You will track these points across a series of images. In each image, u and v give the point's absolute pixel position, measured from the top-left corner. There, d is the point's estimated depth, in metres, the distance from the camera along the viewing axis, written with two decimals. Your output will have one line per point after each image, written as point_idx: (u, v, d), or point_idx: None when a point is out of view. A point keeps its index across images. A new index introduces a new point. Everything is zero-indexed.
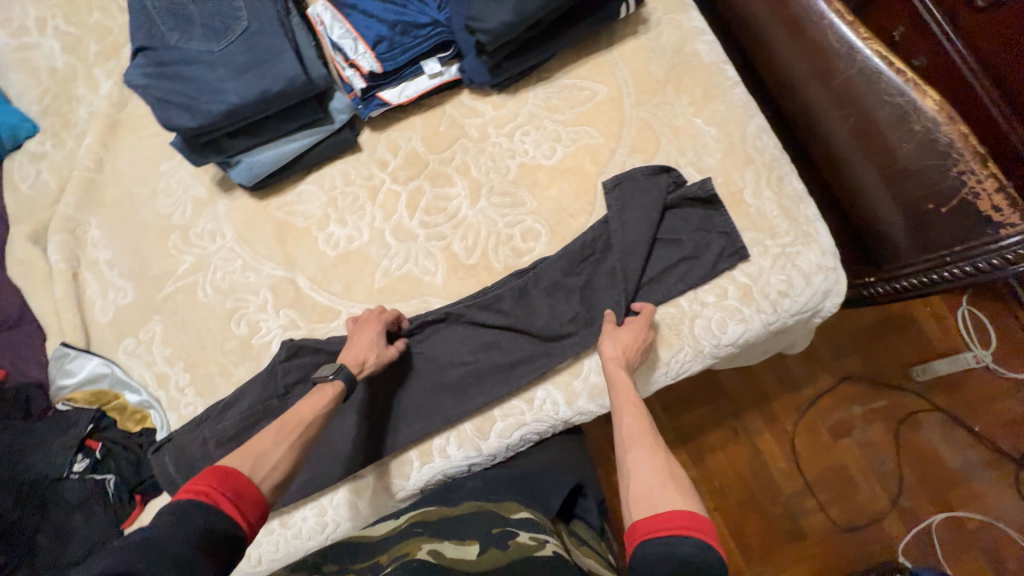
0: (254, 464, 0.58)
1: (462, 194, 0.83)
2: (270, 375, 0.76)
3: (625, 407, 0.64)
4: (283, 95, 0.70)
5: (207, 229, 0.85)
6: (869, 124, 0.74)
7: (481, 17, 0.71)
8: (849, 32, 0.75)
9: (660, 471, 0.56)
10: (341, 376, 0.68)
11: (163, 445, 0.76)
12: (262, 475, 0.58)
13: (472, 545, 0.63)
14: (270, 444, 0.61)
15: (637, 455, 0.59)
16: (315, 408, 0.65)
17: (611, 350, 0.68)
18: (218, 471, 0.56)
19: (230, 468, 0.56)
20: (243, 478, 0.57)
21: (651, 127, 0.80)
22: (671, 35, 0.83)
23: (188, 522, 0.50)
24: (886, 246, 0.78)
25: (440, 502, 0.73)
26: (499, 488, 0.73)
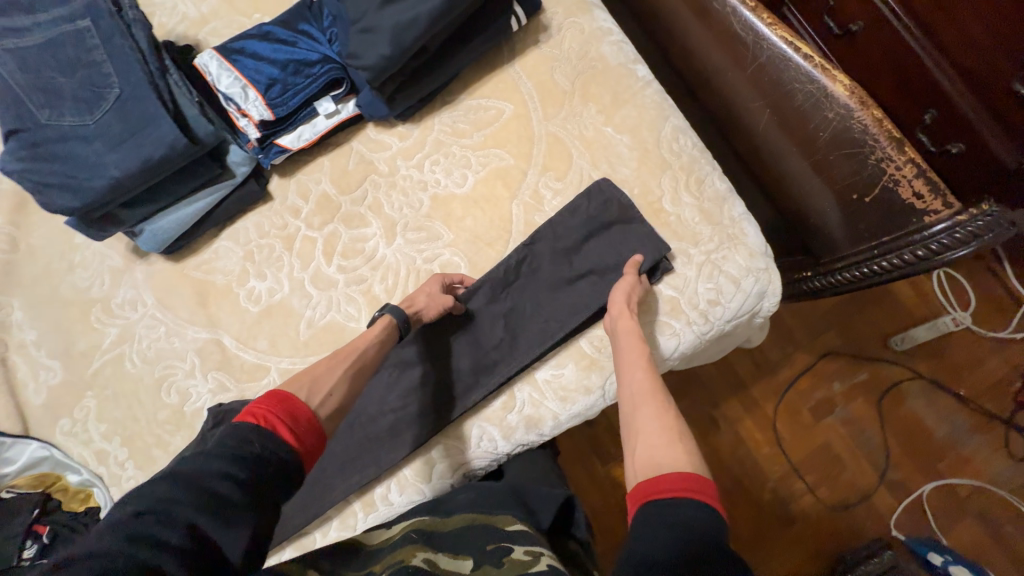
0: (309, 390, 0.61)
1: (378, 233, 0.80)
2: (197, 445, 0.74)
3: (634, 360, 0.63)
4: (167, 159, 0.68)
5: (128, 298, 0.84)
6: (786, 114, 0.70)
7: (361, 53, 0.68)
8: (752, 17, 0.70)
9: (663, 431, 0.55)
10: (389, 310, 0.71)
11: None
12: (317, 402, 0.61)
13: (464, 560, 0.57)
14: (324, 369, 0.63)
15: (642, 413, 0.58)
16: (367, 339, 0.69)
17: (621, 301, 0.68)
18: (275, 395, 0.57)
19: (285, 392, 0.58)
20: (299, 403, 0.58)
21: (561, 141, 0.76)
22: (574, 40, 0.78)
23: (240, 440, 0.50)
24: (822, 237, 0.75)
25: (432, 513, 0.66)
26: (492, 501, 0.66)
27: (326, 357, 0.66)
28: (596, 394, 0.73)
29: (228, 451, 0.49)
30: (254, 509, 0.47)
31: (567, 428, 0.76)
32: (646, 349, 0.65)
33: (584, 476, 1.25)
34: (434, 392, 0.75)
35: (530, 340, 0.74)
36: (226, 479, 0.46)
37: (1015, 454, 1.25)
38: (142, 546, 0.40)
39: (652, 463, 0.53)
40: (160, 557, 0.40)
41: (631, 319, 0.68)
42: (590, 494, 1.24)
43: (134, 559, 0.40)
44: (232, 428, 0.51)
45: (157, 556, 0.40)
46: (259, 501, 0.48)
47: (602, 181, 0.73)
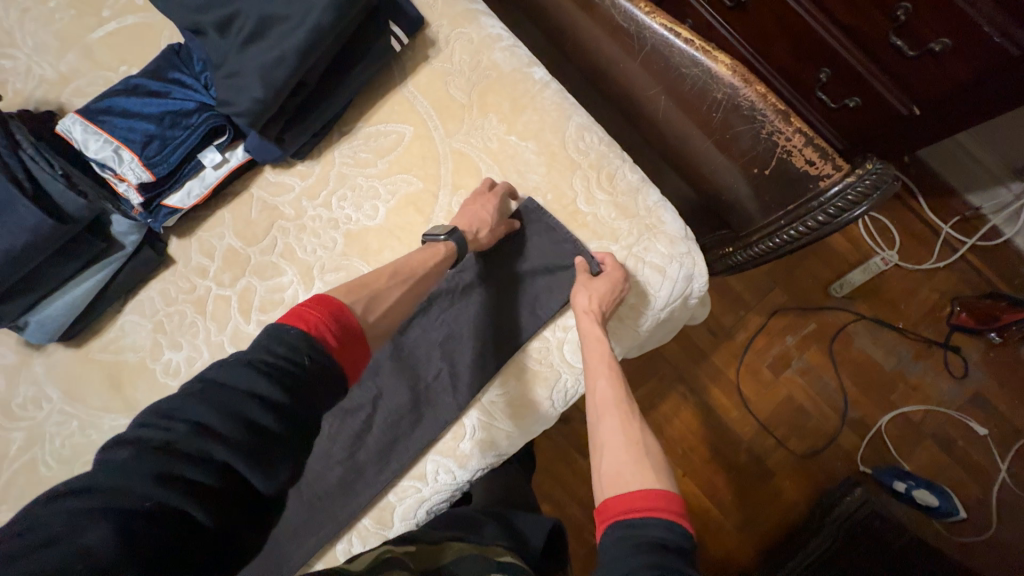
0: (366, 306, 0.59)
1: (295, 280, 0.76)
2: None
3: (599, 372, 0.63)
4: (34, 248, 0.64)
5: (29, 396, 0.76)
6: (681, 98, 0.71)
7: (232, 98, 0.64)
8: (632, 7, 0.71)
9: (631, 444, 0.56)
10: (454, 236, 0.67)
11: None
12: (371, 320, 0.59)
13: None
14: (385, 287, 0.62)
15: (608, 426, 0.59)
16: (428, 262, 0.66)
17: (585, 304, 0.67)
18: (321, 300, 0.53)
19: (327, 298, 0.54)
20: (341, 308, 0.54)
21: (468, 155, 0.74)
22: (464, 51, 0.76)
23: (286, 351, 0.46)
24: (737, 214, 0.75)
25: (416, 543, 0.61)
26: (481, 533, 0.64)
27: (389, 272, 0.64)
28: (544, 409, 0.73)
29: (270, 366, 0.44)
30: (288, 450, 0.42)
31: (521, 446, 0.75)
32: (612, 355, 0.65)
33: (567, 476, 1.24)
34: (379, 443, 0.72)
35: (469, 367, 0.72)
36: (261, 407, 0.42)
37: (955, 373, 1.32)
38: (163, 484, 0.36)
39: (619, 481, 0.53)
40: (186, 496, 0.37)
41: (600, 321, 0.67)
42: (574, 494, 1.23)
43: (158, 497, 0.36)
44: (279, 332, 0.47)
45: (180, 496, 0.37)
46: (297, 433, 0.43)
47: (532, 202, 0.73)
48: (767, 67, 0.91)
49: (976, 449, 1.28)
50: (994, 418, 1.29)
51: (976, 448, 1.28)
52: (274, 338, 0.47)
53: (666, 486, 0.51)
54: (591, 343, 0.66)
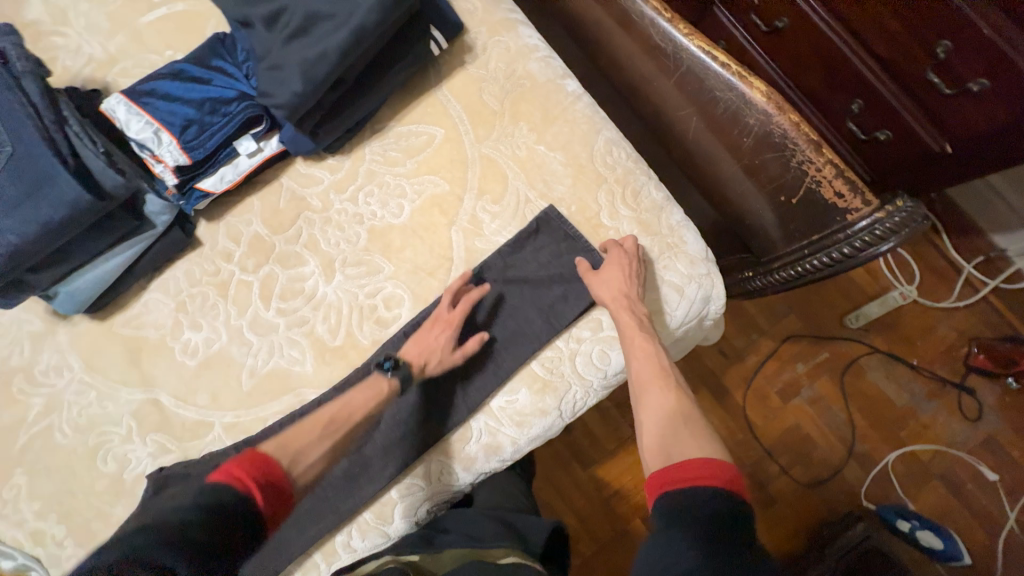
0: (291, 458, 0.61)
1: (317, 271, 0.77)
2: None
3: (635, 352, 0.64)
4: (71, 220, 0.65)
5: (51, 364, 0.78)
6: (712, 120, 0.71)
7: (272, 91, 0.65)
8: (670, 28, 0.70)
9: (673, 416, 0.58)
10: (399, 372, 0.68)
11: None
12: (296, 471, 0.61)
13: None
14: (308, 441, 0.63)
15: (649, 403, 0.61)
16: (367, 402, 0.68)
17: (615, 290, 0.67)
18: (255, 458, 0.56)
19: (261, 454, 0.57)
20: (273, 464, 0.57)
21: (496, 162, 0.75)
22: (500, 59, 0.77)
23: (227, 500, 0.50)
24: (760, 239, 0.75)
25: (416, 552, 0.63)
26: (480, 538, 0.64)
27: (325, 419, 0.66)
28: (552, 417, 0.73)
29: (216, 509, 0.48)
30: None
31: (526, 452, 0.75)
32: (649, 333, 0.66)
33: (565, 485, 1.24)
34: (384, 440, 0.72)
35: (480, 371, 0.73)
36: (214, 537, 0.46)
37: (969, 416, 1.29)
38: None
39: (664, 456, 0.54)
40: None
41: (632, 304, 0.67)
42: (570, 504, 1.23)
43: None
44: (216, 489, 0.50)
45: None
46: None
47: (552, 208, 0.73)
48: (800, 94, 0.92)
49: (985, 495, 1.25)
50: (1006, 465, 1.26)
51: (985, 493, 1.25)
52: (209, 492, 0.50)
53: (715, 455, 0.52)
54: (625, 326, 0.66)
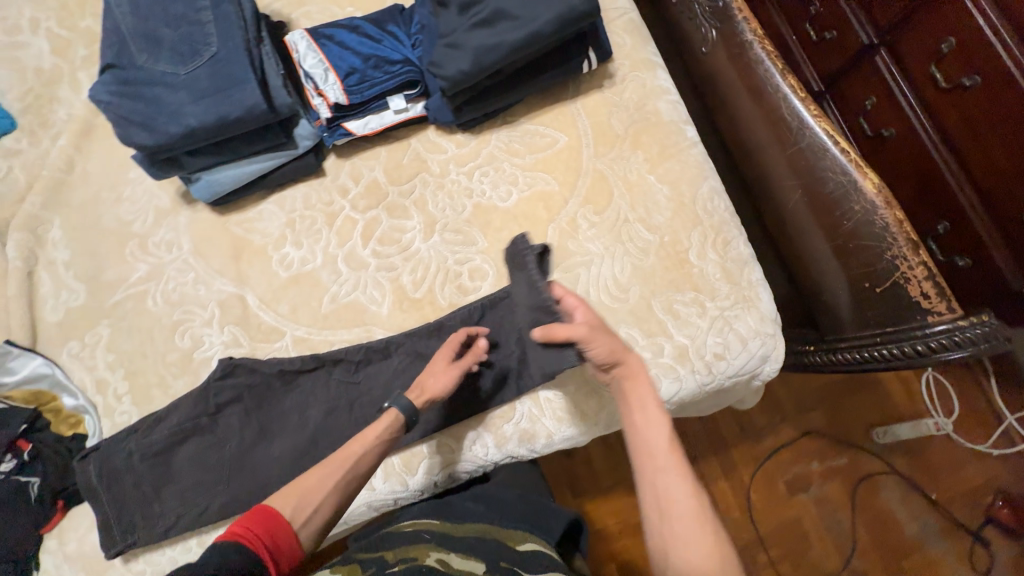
0: (297, 506, 0.57)
1: (417, 228, 0.84)
2: (201, 397, 0.76)
3: (662, 462, 0.55)
4: (242, 121, 0.73)
5: (165, 239, 0.86)
6: (818, 198, 0.75)
7: (442, 63, 0.74)
8: (800, 106, 0.76)
9: (702, 535, 0.51)
10: (398, 403, 0.66)
11: (89, 453, 0.76)
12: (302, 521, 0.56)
13: (475, 562, 0.62)
14: (314, 483, 0.58)
15: (676, 534, 0.52)
16: (376, 434, 0.64)
17: (637, 369, 0.60)
18: (265, 514, 0.54)
19: (268, 508, 0.55)
20: (284, 526, 0.55)
21: (606, 178, 0.81)
22: (635, 91, 0.85)
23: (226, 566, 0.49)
24: (830, 317, 0.79)
25: (442, 519, 0.71)
26: (502, 516, 0.73)
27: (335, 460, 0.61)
28: (591, 422, 0.77)
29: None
30: None
31: (557, 448, 0.79)
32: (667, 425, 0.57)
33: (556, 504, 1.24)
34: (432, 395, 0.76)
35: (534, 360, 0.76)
36: None
37: (978, 567, 1.25)
38: None
39: None
40: None
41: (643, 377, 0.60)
42: None
43: None
44: (222, 552, 0.50)
45: None
46: None
47: (543, 248, 0.68)
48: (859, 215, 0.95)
49: None
50: None
51: None
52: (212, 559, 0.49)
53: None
54: (643, 414, 0.58)
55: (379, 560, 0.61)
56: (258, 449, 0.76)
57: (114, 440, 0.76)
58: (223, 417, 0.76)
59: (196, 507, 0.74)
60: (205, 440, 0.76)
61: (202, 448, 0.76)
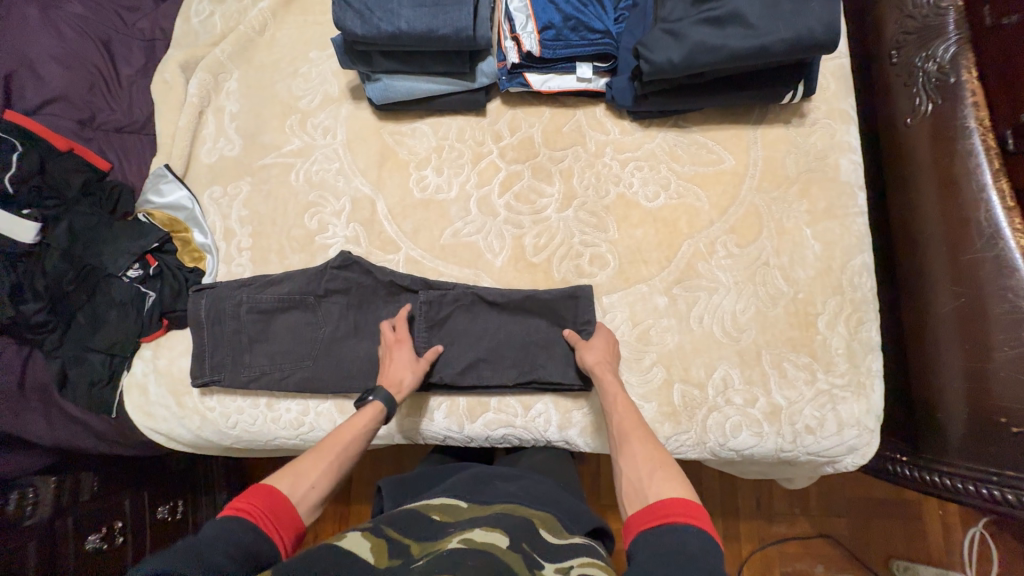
0: (292, 482, 0.60)
1: (555, 197, 0.84)
2: (315, 278, 0.81)
3: (615, 404, 0.67)
4: (445, 40, 0.76)
5: (323, 124, 0.91)
6: (980, 314, 0.70)
7: (652, 47, 0.72)
8: (1001, 216, 0.70)
9: (646, 460, 0.59)
10: (378, 397, 0.71)
11: (204, 288, 0.82)
12: (300, 493, 0.60)
13: (500, 535, 0.57)
14: (305, 465, 0.62)
15: (626, 454, 0.61)
16: (357, 427, 0.68)
17: (593, 357, 0.72)
18: (269, 492, 0.58)
19: (272, 488, 0.58)
20: (281, 497, 0.58)
21: (759, 215, 0.79)
22: (821, 139, 0.80)
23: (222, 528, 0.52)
24: (933, 435, 0.75)
25: (470, 501, 0.67)
26: (533, 499, 0.69)
27: (320, 445, 0.66)
28: None
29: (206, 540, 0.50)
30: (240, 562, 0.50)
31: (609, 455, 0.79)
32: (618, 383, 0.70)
33: None
34: (517, 359, 0.78)
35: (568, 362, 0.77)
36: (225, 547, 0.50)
37: None
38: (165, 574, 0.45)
39: (639, 499, 0.56)
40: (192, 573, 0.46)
41: (591, 351, 0.73)
42: None
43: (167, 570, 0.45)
44: (230, 527, 0.52)
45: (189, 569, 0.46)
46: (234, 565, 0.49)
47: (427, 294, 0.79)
48: (911, 363, 0.79)
49: None
50: None
51: None
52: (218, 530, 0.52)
53: (683, 493, 0.54)
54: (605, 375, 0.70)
55: (405, 552, 0.55)
56: (345, 343, 0.80)
57: (226, 287, 0.82)
58: (325, 302, 0.81)
59: (280, 371, 0.80)
60: (302, 316, 0.81)
61: (300, 322, 0.81)
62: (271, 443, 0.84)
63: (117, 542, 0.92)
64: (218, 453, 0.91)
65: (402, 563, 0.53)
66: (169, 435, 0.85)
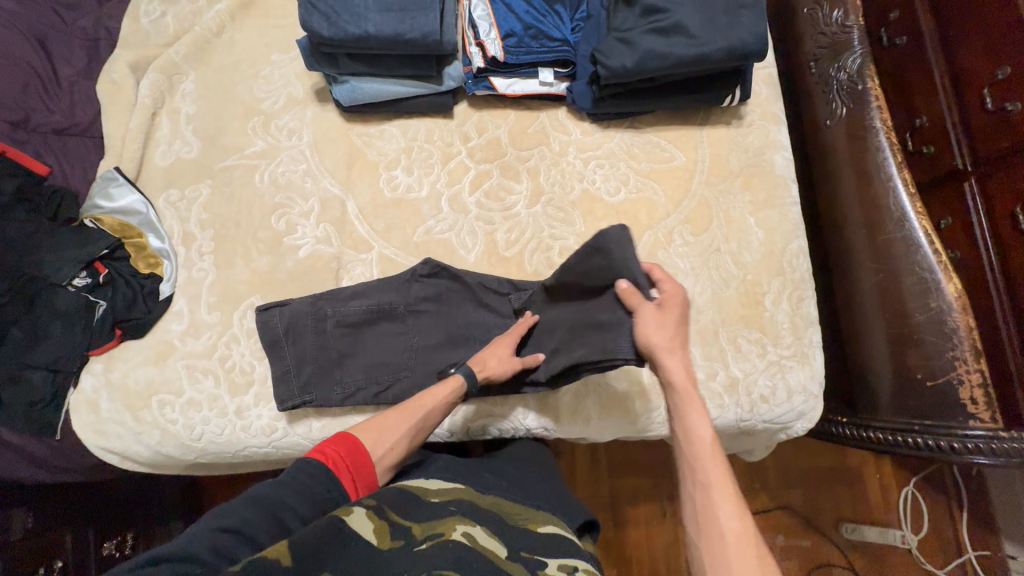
0: (373, 443, 0.64)
1: (523, 194, 0.88)
2: (403, 288, 0.81)
3: (711, 470, 0.58)
4: (413, 43, 0.79)
5: (288, 125, 0.90)
6: (895, 286, 0.80)
7: (608, 53, 0.79)
8: (906, 201, 0.82)
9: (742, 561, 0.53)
10: (461, 369, 0.72)
11: (274, 307, 0.79)
12: (380, 452, 0.64)
13: (500, 542, 0.57)
14: (389, 425, 0.66)
15: (710, 531, 0.55)
16: (437, 397, 0.70)
17: (681, 377, 0.63)
18: (353, 447, 0.62)
19: (357, 442, 0.63)
20: (364, 454, 0.62)
21: (709, 207, 0.86)
22: (757, 138, 0.90)
23: (307, 478, 0.57)
24: (866, 395, 0.85)
25: (465, 485, 0.68)
26: (521, 491, 0.71)
27: (402, 409, 0.68)
28: (629, 422, 0.81)
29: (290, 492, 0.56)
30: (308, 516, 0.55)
31: (590, 437, 0.83)
32: (716, 441, 0.61)
33: None
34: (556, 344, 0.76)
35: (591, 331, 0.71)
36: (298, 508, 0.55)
37: None
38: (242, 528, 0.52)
39: None
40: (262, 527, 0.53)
41: (660, 340, 0.64)
42: None
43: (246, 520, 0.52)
44: (316, 476, 0.57)
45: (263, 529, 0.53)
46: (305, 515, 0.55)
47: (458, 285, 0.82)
48: (845, 335, 0.89)
49: None
50: None
51: None
52: (304, 477, 0.57)
53: None
54: (688, 422, 0.62)
55: (407, 534, 0.55)
56: (438, 353, 0.80)
57: (305, 302, 0.80)
58: (414, 313, 0.81)
59: (376, 385, 0.78)
60: (392, 326, 0.81)
61: (391, 333, 0.80)
62: (240, 454, 0.80)
63: None
64: (180, 471, 0.86)
65: (404, 545, 0.53)
66: (124, 454, 0.80)
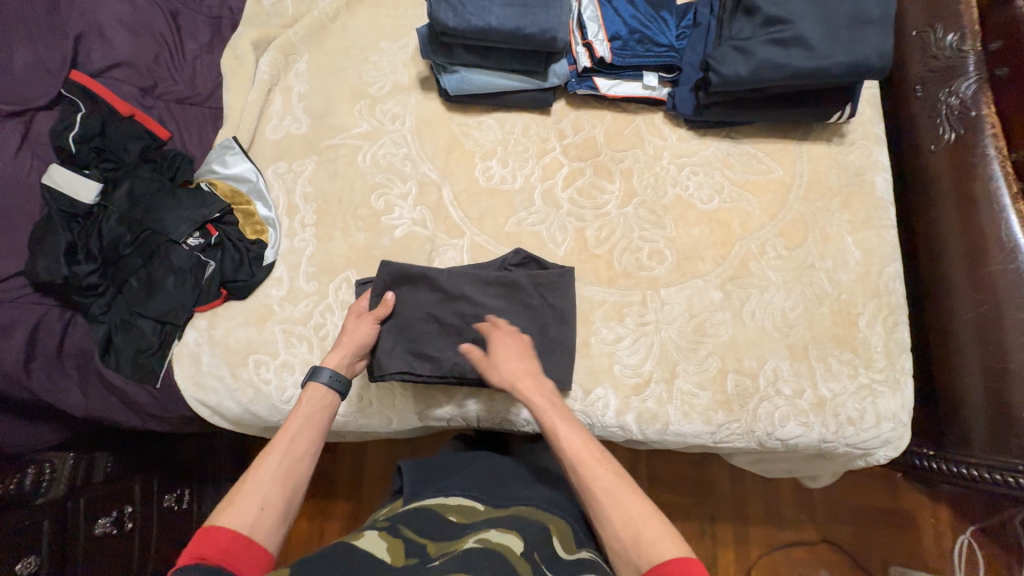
0: (242, 513, 0.56)
1: (615, 194, 0.89)
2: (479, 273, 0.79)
3: (575, 447, 0.64)
4: (529, 38, 0.81)
5: (392, 110, 0.93)
6: (998, 319, 0.78)
7: (721, 61, 0.79)
8: (1018, 230, 0.78)
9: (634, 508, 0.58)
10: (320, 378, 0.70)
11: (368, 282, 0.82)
12: (256, 511, 0.56)
13: (516, 540, 0.57)
14: (255, 485, 0.58)
15: (600, 498, 0.60)
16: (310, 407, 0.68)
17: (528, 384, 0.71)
18: (215, 536, 0.53)
19: (218, 525, 0.54)
20: (229, 530, 0.54)
21: (804, 222, 0.85)
22: (859, 157, 0.89)
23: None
24: (959, 429, 0.82)
25: (488, 504, 0.66)
26: (557, 505, 0.69)
27: (266, 455, 0.61)
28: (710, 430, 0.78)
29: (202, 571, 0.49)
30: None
31: (663, 441, 0.80)
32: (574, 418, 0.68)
33: None
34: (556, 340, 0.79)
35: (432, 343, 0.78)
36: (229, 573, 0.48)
37: None
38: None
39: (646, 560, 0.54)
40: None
41: (503, 359, 0.73)
42: None
43: None
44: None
45: None
46: None
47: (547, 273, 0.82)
48: (937, 366, 0.87)
49: None
50: None
51: None
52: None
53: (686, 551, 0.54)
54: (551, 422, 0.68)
55: (422, 551, 0.55)
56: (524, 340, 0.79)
57: (391, 279, 0.79)
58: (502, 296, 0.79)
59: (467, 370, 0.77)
60: (468, 309, 0.78)
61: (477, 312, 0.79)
62: None
63: (126, 527, 0.87)
64: (259, 433, 0.89)
65: (418, 562, 0.53)
66: (216, 408, 0.83)
